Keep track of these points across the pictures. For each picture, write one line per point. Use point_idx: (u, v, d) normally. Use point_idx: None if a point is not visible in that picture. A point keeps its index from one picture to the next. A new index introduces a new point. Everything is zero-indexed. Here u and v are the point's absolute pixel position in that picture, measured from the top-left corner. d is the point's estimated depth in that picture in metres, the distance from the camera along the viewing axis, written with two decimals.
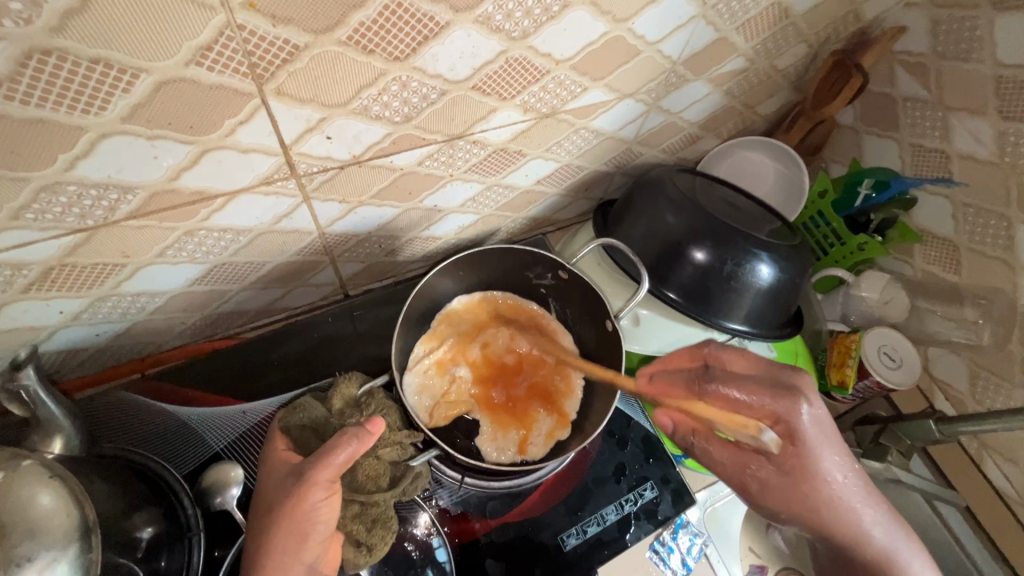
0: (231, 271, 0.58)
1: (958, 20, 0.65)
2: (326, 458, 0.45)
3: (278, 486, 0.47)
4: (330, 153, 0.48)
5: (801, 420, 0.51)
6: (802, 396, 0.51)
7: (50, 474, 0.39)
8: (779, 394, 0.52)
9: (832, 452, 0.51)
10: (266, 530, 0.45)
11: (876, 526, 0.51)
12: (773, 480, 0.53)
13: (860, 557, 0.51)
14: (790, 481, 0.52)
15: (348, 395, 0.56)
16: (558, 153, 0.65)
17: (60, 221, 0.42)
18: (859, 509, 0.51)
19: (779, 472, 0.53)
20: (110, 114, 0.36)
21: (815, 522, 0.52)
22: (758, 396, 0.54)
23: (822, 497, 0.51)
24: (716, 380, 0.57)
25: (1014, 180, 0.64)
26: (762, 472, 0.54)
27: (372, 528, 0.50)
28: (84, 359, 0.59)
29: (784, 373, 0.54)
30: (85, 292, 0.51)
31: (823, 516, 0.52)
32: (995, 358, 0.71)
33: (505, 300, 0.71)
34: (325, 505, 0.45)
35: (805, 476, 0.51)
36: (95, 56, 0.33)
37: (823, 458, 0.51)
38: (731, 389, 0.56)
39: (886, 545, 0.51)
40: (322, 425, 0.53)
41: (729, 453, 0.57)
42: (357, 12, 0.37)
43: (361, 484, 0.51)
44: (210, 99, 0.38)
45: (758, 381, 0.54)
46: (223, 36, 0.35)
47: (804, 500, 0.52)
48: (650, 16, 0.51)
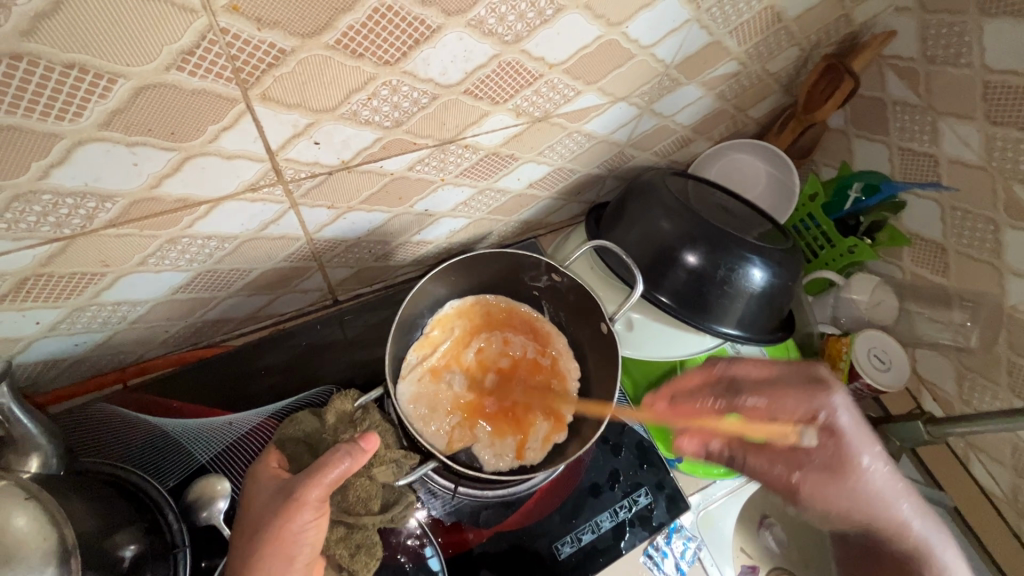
0: (216, 278, 0.56)
1: (947, 26, 0.65)
2: (317, 475, 0.45)
3: (266, 500, 0.45)
4: (318, 158, 0.47)
5: (837, 412, 0.63)
6: (837, 391, 0.64)
7: (27, 494, 0.38)
8: (811, 399, 0.65)
9: (869, 450, 0.62)
10: (256, 549, 0.43)
11: (912, 516, 0.60)
12: (821, 479, 0.62)
13: (899, 544, 0.59)
14: (831, 476, 0.62)
15: (342, 410, 0.55)
16: (550, 156, 0.64)
17: (34, 231, 0.41)
18: (896, 499, 0.61)
19: (824, 468, 0.63)
20: (86, 121, 0.35)
21: (858, 510, 0.61)
22: (796, 404, 0.65)
23: (862, 487, 0.61)
24: (743, 393, 0.67)
25: (1001, 185, 0.65)
26: (812, 474, 0.63)
27: (355, 554, 0.50)
28: (61, 370, 0.57)
29: (813, 372, 0.66)
30: (62, 302, 0.49)
31: (865, 506, 0.61)
32: (981, 361, 0.72)
33: (496, 304, 0.70)
34: (313, 527, 0.45)
35: (849, 470, 0.62)
36: (68, 61, 0.31)
37: (862, 453, 0.62)
38: (757, 399, 0.67)
39: (921, 530, 0.59)
40: (315, 441, 0.52)
41: (764, 458, 0.64)
42: (346, 16, 0.36)
43: (350, 505, 0.50)
44: (192, 104, 0.37)
45: (791, 395, 0.66)
46: (205, 40, 0.33)
47: (848, 490, 0.61)
48: (644, 20, 0.50)
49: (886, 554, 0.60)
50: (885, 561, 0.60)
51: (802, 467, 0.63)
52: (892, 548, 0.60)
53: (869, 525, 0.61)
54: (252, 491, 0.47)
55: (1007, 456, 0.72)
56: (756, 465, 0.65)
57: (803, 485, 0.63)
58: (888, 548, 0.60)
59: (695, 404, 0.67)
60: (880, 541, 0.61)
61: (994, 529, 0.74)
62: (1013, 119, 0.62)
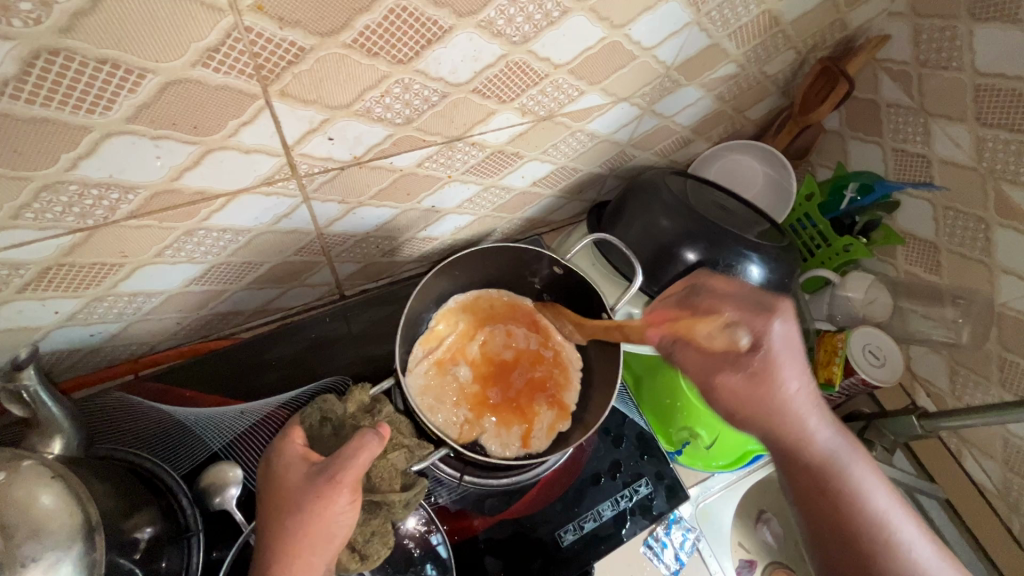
0: (229, 270, 0.58)
1: (939, 30, 0.67)
2: (352, 458, 0.46)
3: (301, 482, 0.46)
4: (332, 154, 0.48)
5: (769, 331, 0.56)
6: (774, 315, 0.57)
7: (52, 474, 0.39)
8: (747, 314, 0.58)
9: (786, 363, 0.56)
10: (294, 529, 0.44)
11: (823, 434, 0.54)
12: (743, 385, 0.56)
13: (809, 461, 0.53)
14: (755, 386, 0.55)
15: (361, 400, 0.56)
16: (554, 155, 0.66)
17: (59, 221, 0.42)
18: (809, 417, 0.55)
19: (745, 378, 0.56)
20: (115, 114, 0.36)
21: (766, 426, 0.55)
22: (739, 313, 0.58)
23: (777, 399, 0.55)
24: (699, 298, 0.61)
25: (991, 184, 0.66)
26: (729, 382, 0.56)
27: (370, 539, 0.51)
28: (77, 360, 0.59)
29: (765, 296, 0.59)
30: (81, 292, 0.50)
31: (773, 422, 0.54)
32: (973, 356, 0.73)
33: (498, 296, 0.71)
34: (349, 509, 0.46)
35: (767, 382, 0.55)
36: (101, 57, 0.33)
37: (781, 367, 0.55)
38: (711, 305, 0.60)
39: (832, 449, 0.54)
40: (339, 425, 0.53)
41: (705, 356, 0.58)
42: (363, 16, 0.38)
43: (375, 484, 0.51)
44: (216, 99, 0.39)
45: (734, 308, 0.59)
46: (230, 38, 0.35)
47: (766, 403, 0.55)
48: (646, 22, 0.52)
49: (795, 475, 0.54)
50: (791, 478, 0.55)
51: (723, 369, 0.57)
52: (800, 463, 0.54)
53: (779, 442, 0.54)
54: (269, 475, 0.48)
55: (998, 450, 0.74)
56: (692, 359, 0.59)
57: (721, 391, 0.57)
58: (796, 464, 0.54)
59: (672, 309, 0.62)
60: (793, 460, 0.54)
61: (985, 521, 0.76)
62: (1003, 121, 0.64)
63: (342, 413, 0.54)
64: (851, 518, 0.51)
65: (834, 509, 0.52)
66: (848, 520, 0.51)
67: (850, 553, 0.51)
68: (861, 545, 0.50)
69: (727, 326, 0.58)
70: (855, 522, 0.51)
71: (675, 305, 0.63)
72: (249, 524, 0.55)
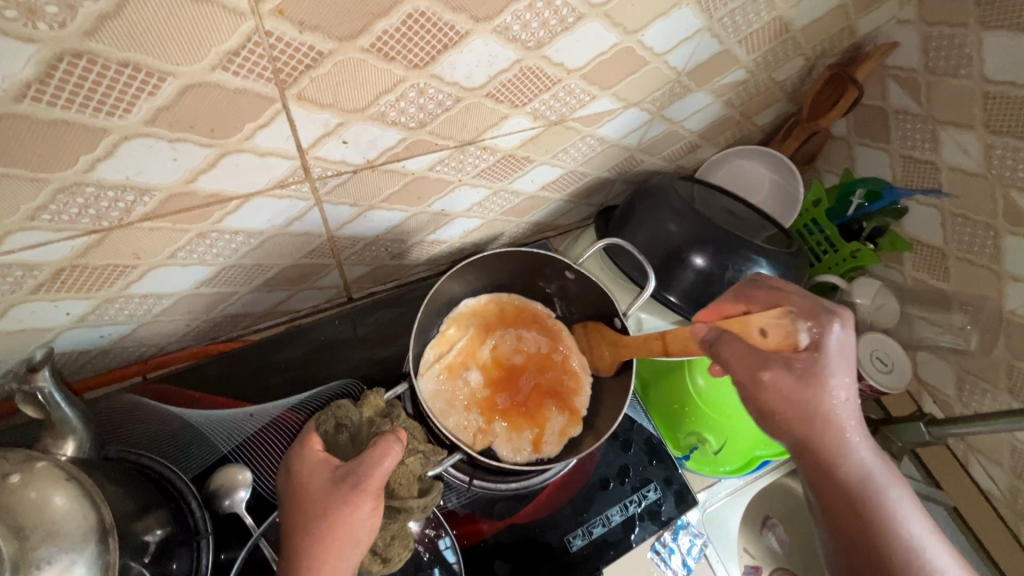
0: (239, 273, 0.58)
1: (947, 37, 0.67)
2: (374, 467, 0.46)
3: (323, 487, 0.46)
4: (345, 157, 0.48)
5: (830, 335, 0.51)
6: (835, 317, 0.52)
7: (66, 476, 0.39)
8: (811, 313, 0.52)
9: (837, 376, 0.51)
10: (318, 533, 0.45)
11: (860, 451, 0.51)
12: (784, 382, 0.50)
13: (844, 480, 0.51)
14: (802, 385, 0.51)
15: (378, 406, 0.56)
16: (564, 159, 0.66)
17: (75, 222, 0.42)
18: (850, 432, 0.51)
19: (796, 378, 0.51)
20: (134, 117, 0.36)
21: (804, 438, 0.51)
22: (803, 311, 0.53)
23: (817, 410, 0.51)
24: (760, 295, 0.55)
25: (1000, 192, 0.67)
26: (777, 379, 0.51)
27: (390, 542, 0.51)
28: (87, 361, 0.59)
29: (825, 301, 0.54)
30: (93, 294, 0.50)
31: (814, 433, 0.51)
32: (980, 363, 0.73)
33: (506, 301, 0.72)
34: (373, 515, 0.46)
35: (817, 386, 0.50)
36: (123, 59, 0.33)
37: (834, 376, 0.51)
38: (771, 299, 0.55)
39: (867, 468, 0.51)
40: (356, 431, 0.53)
41: (751, 353, 0.52)
42: (381, 20, 0.38)
43: (393, 490, 0.51)
44: (234, 103, 0.39)
45: (794, 303, 0.54)
46: (250, 42, 0.35)
47: (804, 411, 0.51)
48: (658, 29, 0.52)
49: (828, 493, 0.52)
50: (822, 494, 0.52)
51: (771, 365, 0.51)
52: (834, 477, 0.51)
53: (813, 457, 0.52)
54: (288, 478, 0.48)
55: (1006, 457, 0.74)
56: (739, 351, 0.52)
57: (763, 389, 0.51)
58: (831, 478, 0.51)
59: (726, 303, 0.57)
60: (825, 474, 0.52)
61: (992, 528, 0.76)
62: (1012, 128, 0.64)
63: (358, 419, 0.54)
64: (881, 544, 0.49)
65: (866, 535, 0.49)
66: (881, 550, 0.49)
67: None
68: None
69: (787, 317, 0.52)
70: (886, 551, 0.48)
71: (727, 298, 0.57)
72: (259, 527, 0.55)
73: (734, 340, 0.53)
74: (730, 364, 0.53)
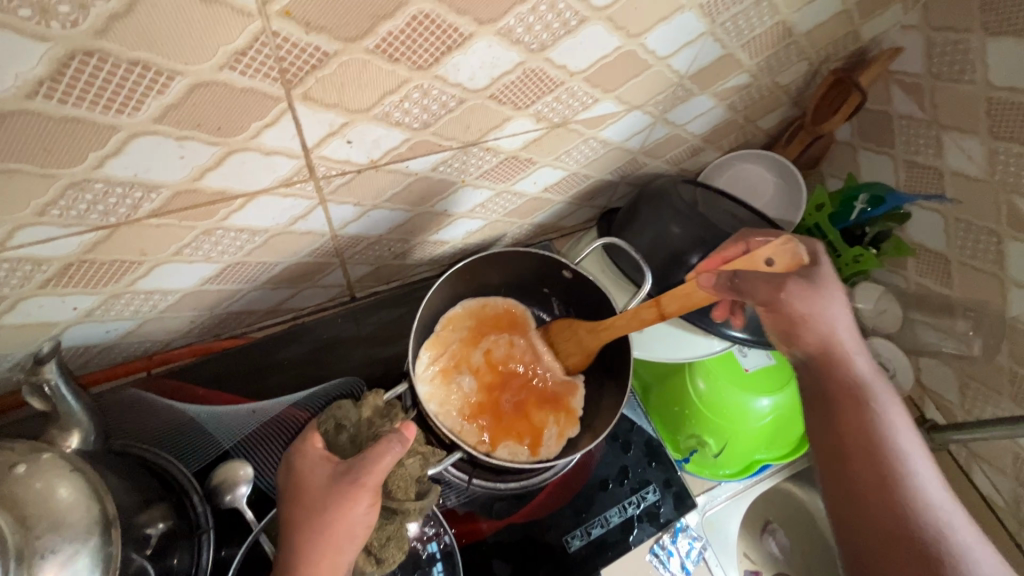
0: (244, 270, 0.58)
1: (952, 43, 0.67)
2: (376, 463, 0.47)
3: (324, 482, 0.47)
4: (349, 157, 0.49)
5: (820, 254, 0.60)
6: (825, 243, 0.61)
7: (71, 467, 0.40)
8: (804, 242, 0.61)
9: (834, 287, 0.58)
10: (314, 530, 0.46)
11: (859, 361, 0.56)
12: (805, 292, 0.56)
13: (844, 381, 0.55)
14: (812, 291, 0.57)
15: (375, 404, 0.56)
16: (566, 161, 0.66)
17: (83, 218, 0.43)
18: (852, 341, 0.57)
19: (808, 283, 0.57)
20: (143, 114, 0.37)
21: (816, 344, 0.57)
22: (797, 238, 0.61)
23: (827, 318, 0.57)
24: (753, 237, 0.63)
25: (1004, 198, 0.66)
26: (796, 286, 0.56)
27: (387, 543, 0.52)
28: (93, 355, 0.60)
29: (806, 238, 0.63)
30: (100, 289, 0.51)
31: (822, 330, 0.56)
32: (984, 369, 0.73)
33: (490, 305, 0.71)
34: (370, 512, 0.47)
35: (826, 293, 0.57)
36: (134, 59, 0.34)
37: (836, 290, 0.58)
38: (765, 237, 0.63)
39: (864, 376, 0.56)
40: (355, 433, 0.53)
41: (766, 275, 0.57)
42: (386, 22, 0.38)
43: (391, 491, 0.51)
44: (240, 102, 0.39)
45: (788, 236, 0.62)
46: (257, 42, 0.36)
47: (818, 315, 0.56)
48: (661, 32, 0.53)
49: (829, 394, 0.56)
50: (821, 398, 0.56)
51: (788, 280, 0.57)
52: (835, 378, 0.56)
53: (824, 360, 0.57)
54: (294, 472, 0.49)
55: (1009, 464, 0.73)
56: (757, 279, 0.57)
57: (784, 300, 0.56)
58: (832, 379, 0.56)
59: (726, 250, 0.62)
60: (827, 376, 0.56)
61: (994, 536, 0.76)
62: (1016, 134, 0.64)
63: (357, 419, 0.54)
64: (873, 435, 0.53)
65: (860, 430, 0.53)
66: (874, 440, 0.52)
67: (868, 474, 0.51)
68: (879, 465, 0.51)
69: (787, 244, 0.59)
70: (875, 442, 0.52)
71: (731, 242, 0.63)
72: (259, 523, 0.55)
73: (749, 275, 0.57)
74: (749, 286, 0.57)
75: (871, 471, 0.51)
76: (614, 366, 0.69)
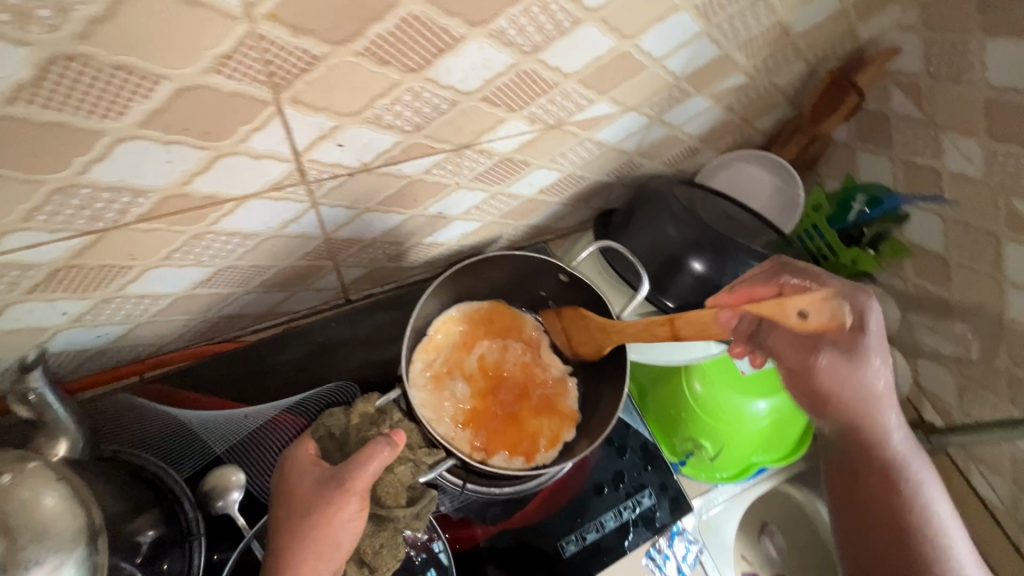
0: (237, 273, 0.58)
1: (950, 43, 0.67)
2: (361, 466, 0.46)
3: (313, 487, 0.47)
4: (341, 160, 0.48)
5: (869, 312, 0.57)
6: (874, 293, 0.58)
7: (57, 476, 0.39)
8: (845, 295, 0.57)
9: (876, 355, 0.57)
10: (299, 535, 0.45)
11: (896, 432, 0.59)
12: (836, 365, 0.58)
13: (877, 456, 0.59)
14: (852, 361, 0.57)
15: (365, 412, 0.56)
16: (562, 163, 0.66)
17: (70, 223, 0.42)
18: (886, 408, 0.59)
19: (842, 355, 0.57)
20: (128, 119, 0.37)
21: (847, 423, 0.59)
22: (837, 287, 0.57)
23: (863, 391, 0.58)
24: (790, 276, 0.58)
25: (1002, 200, 0.66)
26: (832, 362, 0.58)
27: (379, 551, 0.51)
28: (85, 360, 0.59)
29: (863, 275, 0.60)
30: (90, 293, 0.50)
31: (854, 410, 0.59)
32: (982, 371, 0.72)
33: (480, 310, 0.71)
34: (357, 518, 0.47)
35: (865, 358, 0.57)
36: (117, 63, 0.33)
37: (875, 355, 0.57)
38: (803, 279, 0.58)
39: (903, 450, 0.59)
40: (344, 439, 0.54)
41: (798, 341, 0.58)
42: (375, 25, 0.38)
43: (380, 498, 0.52)
44: (228, 106, 0.39)
45: (835, 283, 0.58)
46: (243, 46, 0.35)
47: (852, 390, 0.58)
48: (657, 33, 0.52)
49: (857, 470, 0.60)
50: (853, 463, 0.60)
51: (823, 350, 0.58)
52: (868, 450, 0.59)
53: (852, 437, 0.60)
54: (286, 480, 0.49)
55: (1007, 467, 0.73)
56: (781, 332, 0.54)
57: (816, 371, 0.59)
58: (862, 453, 0.60)
59: (756, 288, 0.58)
60: (860, 451, 0.60)
61: (993, 539, 0.75)
62: (1014, 136, 0.63)
63: (347, 426, 0.54)
64: (900, 510, 0.57)
65: (890, 510, 0.57)
66: (899, 513, 0.57)
67: (891, 542, 0.56)
68: (903, 534, 0.56)
69: (828, 301, 0.54)
70: (900, 517, 0.57)
71: (761, 282, 0.58)
72: (250, 529, 0.55)
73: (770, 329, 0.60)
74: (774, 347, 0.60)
75: (888, 540, 0.57)
76: (610, 369, 0.69)
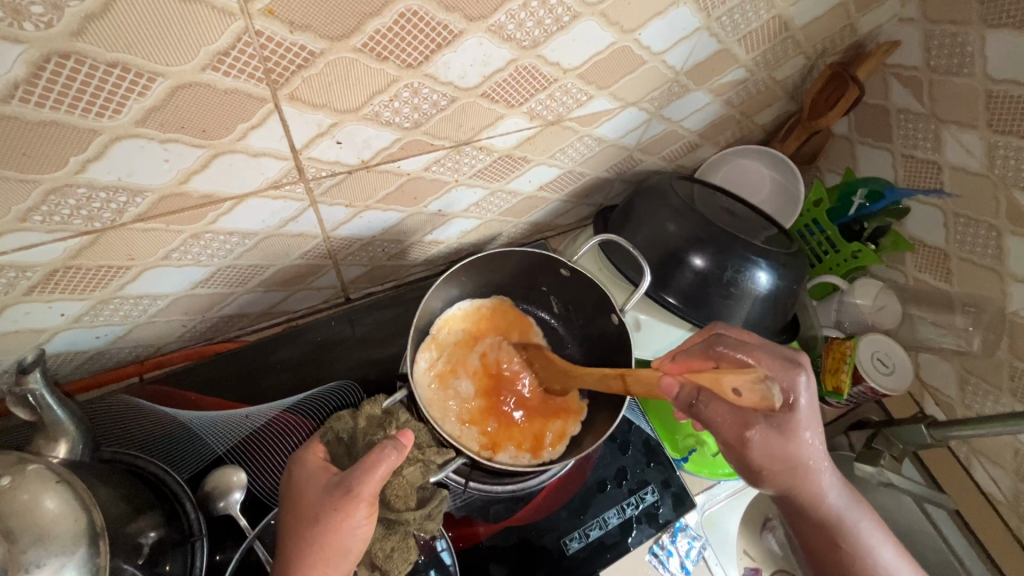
0: (236, 273, 0.57)
1: (950, 36, 0.66)
2: (370, 472, 0.46)
3: (319, 492, 0.47)
4: (340, 158, 0.48)
5: (800, 391, 0.52)
6: (801, 369, 0.53)
7: (57, 478, 0.39)
8: (776, 372, 0.53)
9: (807, 430, 0.52)
10: (308, 543, 0.45)
11: (832, 491, 0.54)
12: (767, 440, 0.50)
13: (817, 520, 0.54)
14: (784, 437, 0.51)
15: (372, 414, 0.55)
16: (561, 159, 0.65)
17: (67, 223, 0.42)
18: (822, 473, 0.53)
19: (777, 435, 0.51)
20: (124, 118, 0.36)
21: (783, 492, 0.53)
22: (769, 365, 0.53)
23: (796, 465, 0.52)
24: (727, 346, 0.56)
25: (1003, 192, 0.66)
26: (762, 437, 0.50)
27: (390, 554, 0.51)
28: (84, 361, 0.59)
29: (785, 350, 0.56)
30: (88, 294, 0.50)
31: (789, 481, 0.52)
32: (984, 364, 0.72)
33: (485, 306, 0.71)
34: (365, 523, 0.47)
35: (796, 437, 0.51)
36: (112, 60, 0.33)
37: (809, 430, 0.52)
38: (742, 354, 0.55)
39: (840, 506, 0.54)
40: (351, 443, 0.54)
41: (730, 411, 0.50)
42: (373, 20, 0.37)
43: (389, 502, 0.52)
44: (225, 103, 0.38)
45: (767, 361, 0.54)
46: (240, 42, 0.35)
47: (785, 464, 0.51)
48: (656, 27, 0.52)
49: (800, 531, 0.55)
50: (796, 524, 0.56)
51: (755, 424, 0.50)
52: (810, 517, 0.54)
53: (790, 504, 0.54)
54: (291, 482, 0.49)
55: (1009, 460, 0.73)
56: (719, 406, 0.50)
57: (751, 446, 0.50)
58: (806, 520, 0.54)
59: (695, 359, 0.56)
60: (799, 516, 0.54)
61: (995, 531, 0.75)
62: (1015, 128, 0.63)
63: (353, 429, 0.54)
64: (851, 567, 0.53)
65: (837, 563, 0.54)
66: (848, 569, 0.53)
67: None
68: None
69: (762, 380, 0.48)
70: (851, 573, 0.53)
71: (697, 356, 0.56)
72: (254, 529, 0.55)
73: (710, 401, 0.50)
74: (708, 422, 0.51)
75: None
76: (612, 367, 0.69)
